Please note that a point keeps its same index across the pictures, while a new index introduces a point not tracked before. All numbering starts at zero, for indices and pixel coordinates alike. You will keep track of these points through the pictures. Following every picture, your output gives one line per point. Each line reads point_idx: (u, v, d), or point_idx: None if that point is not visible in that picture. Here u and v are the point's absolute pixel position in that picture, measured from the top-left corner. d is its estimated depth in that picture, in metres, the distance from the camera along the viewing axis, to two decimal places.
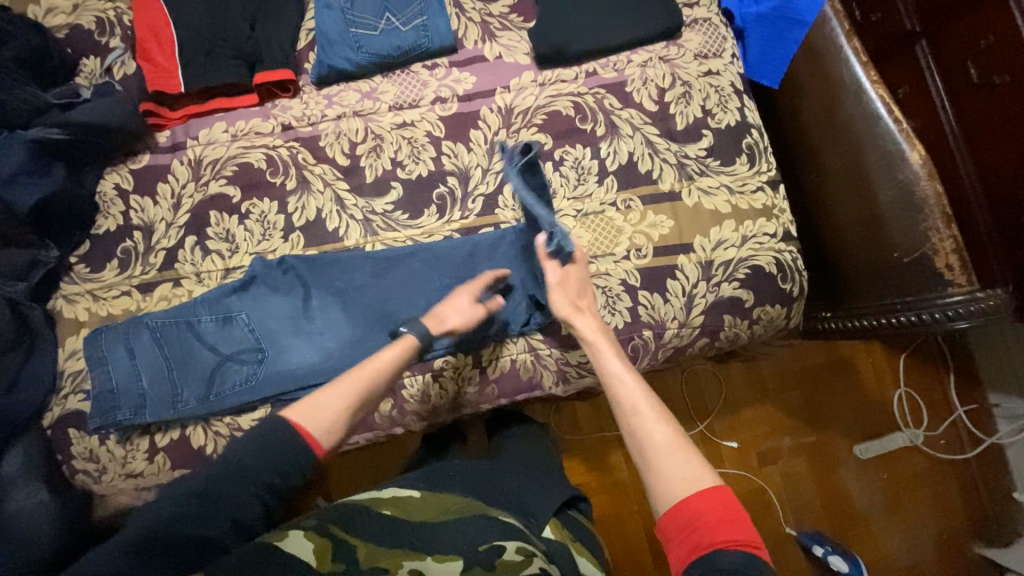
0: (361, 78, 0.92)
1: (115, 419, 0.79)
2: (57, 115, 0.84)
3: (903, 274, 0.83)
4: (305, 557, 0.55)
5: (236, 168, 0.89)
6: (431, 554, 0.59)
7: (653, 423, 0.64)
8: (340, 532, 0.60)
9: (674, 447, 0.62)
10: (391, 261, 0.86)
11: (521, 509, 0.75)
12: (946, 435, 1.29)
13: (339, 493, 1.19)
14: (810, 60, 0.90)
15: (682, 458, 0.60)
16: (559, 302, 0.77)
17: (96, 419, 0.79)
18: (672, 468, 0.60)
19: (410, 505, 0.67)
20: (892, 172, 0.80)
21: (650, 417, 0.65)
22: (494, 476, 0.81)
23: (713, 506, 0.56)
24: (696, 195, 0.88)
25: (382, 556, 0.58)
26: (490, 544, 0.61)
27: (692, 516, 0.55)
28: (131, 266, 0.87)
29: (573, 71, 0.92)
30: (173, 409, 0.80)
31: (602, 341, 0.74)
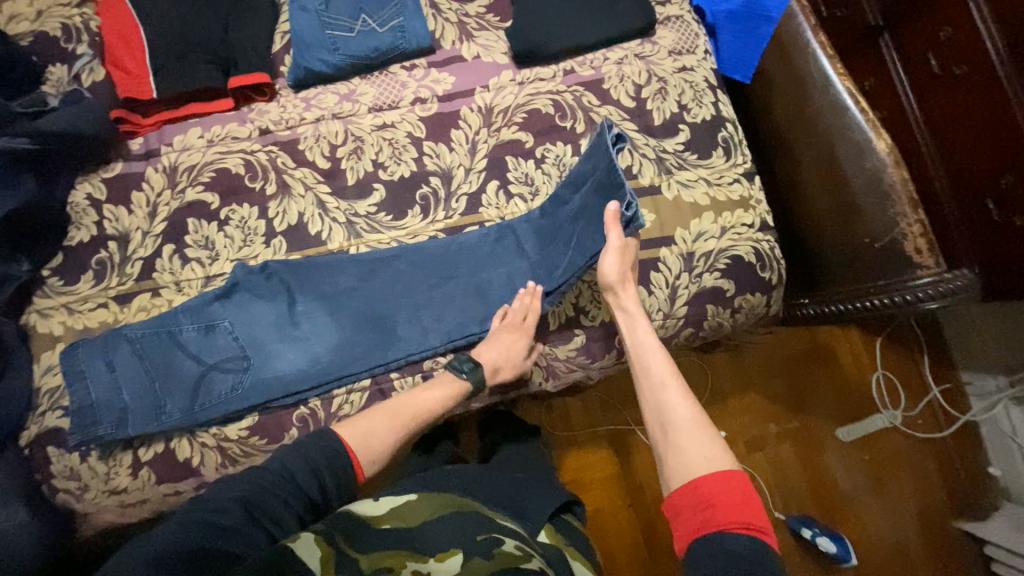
0: (339, 80, 0.92)
1: (95, 435, 0.77)
2: (24, 124, 0.81)
3: (875, 259, 0.86)
4: (312, 564, 0.54)
5: (214, 174, 0.87)
6: (433, 555, 0.59)
7: (679, 399, 0.68)
8: (344, 543, 0.58)
9: (696, 423, 0.65)
10: (377, 263, 0.86)
11: (516, 512, 0.76)
12: (922, 414, 1.34)
13: None
14: (779, 54, 0.93)
15: (698, 436, 0.63)
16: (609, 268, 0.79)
17: (76, 435, 0.77)
18: (684, 446, 0.63)
19: (409, 510, 0.66)
20: (860, 161, 0.83)
21: (675, 396, 0.69)
22: (488, 479, 0.83)
23: (727, 487, 0.57)
24: (675, 188, 0.90)
25: (383, 559, 0.58)
26: (488, 535, 0.62)
27: (706, 498, 0.56)
28: (107, 277, 0.85)
29: (551, 69, 0.93)
30: (156, 421, 0.78)
31: (640, 318, 0.78)
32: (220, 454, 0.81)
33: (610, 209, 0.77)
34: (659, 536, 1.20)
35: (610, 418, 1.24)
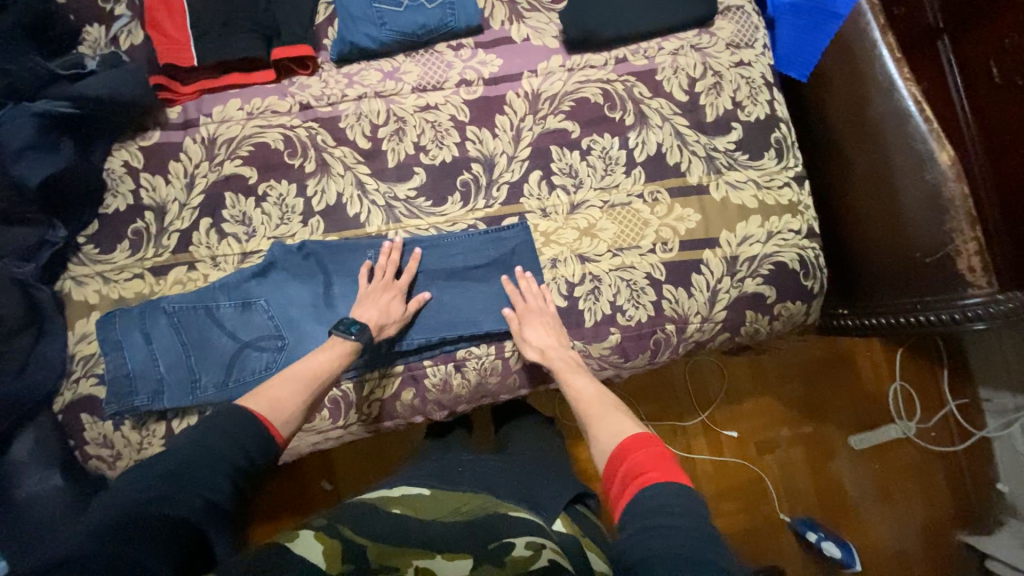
0: (382, 57, 0.89)
1: (132, 405, 0.78)
2: (63, 86, 0.79)
3: (925, 273, 0.83)
4: (314, 559, 0.54)
5: (252, 148, 0.86)
6: (441, 552, 0.58)
7: (602, 411, 0.70)
8: (350, 531, 0.59)
9: (614, 417, 0.68)
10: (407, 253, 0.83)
11: (533, 505, 0.74)
12: (936, 427, 1.32)
13: (342, 479, 1.20)
14: (839, 54, 0.88)
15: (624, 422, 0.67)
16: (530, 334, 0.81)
17: (113, 404, 0.78)
18: (604, 424, 0.68)
19: (421, 504, 0.68)
20: (920, 173, 0.80)
21: (596, 402, 0.72)
22: (489, 474, 0.80)
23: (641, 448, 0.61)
24: (724, 189, 0.87)
25: (393, 554, 0.58)
26: (499, 541, 0.60)
27: (618, 462, 0.61)
28: (143, 248, 0.84)
29: (602, 57, 0.89)
30: (191, 396, 0.79)
31: (553, 357, 0.79)
32: None
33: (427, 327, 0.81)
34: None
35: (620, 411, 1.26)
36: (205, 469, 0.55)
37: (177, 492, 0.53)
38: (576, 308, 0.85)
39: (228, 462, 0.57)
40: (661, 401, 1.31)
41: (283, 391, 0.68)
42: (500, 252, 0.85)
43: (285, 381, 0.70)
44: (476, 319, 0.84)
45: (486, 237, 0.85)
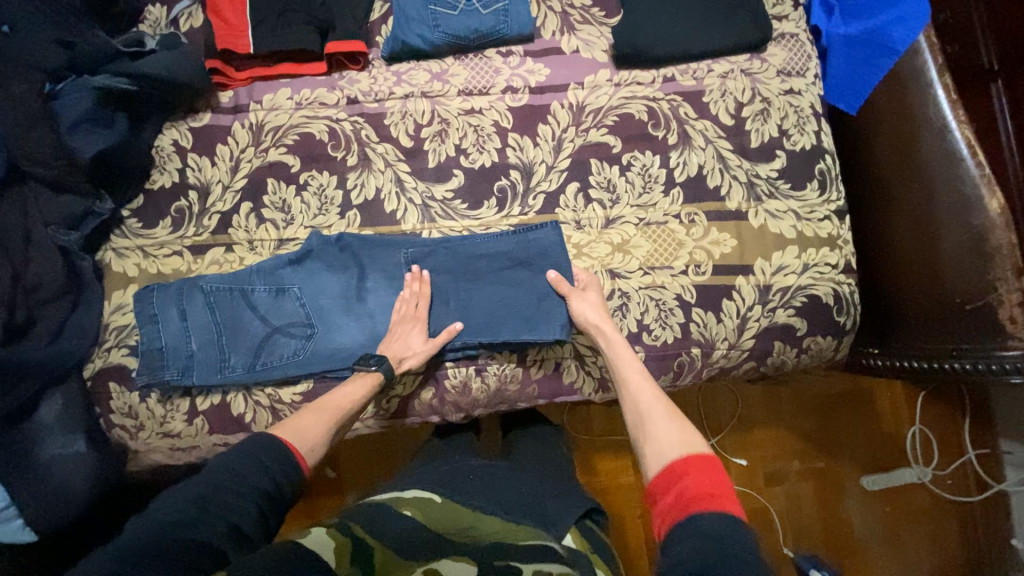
0: (432, 58, 0.89)
1: (162, 378, 0.79)
2: (124, 63, 0.82)
3: (962, 320, 0.82)
4: (325, 556, 0.55)
5: (297, 138, 0.87)
6: (447, 555, 0.60)
7: (658, 411, 0.69)
8: (361, 531, 0.60)
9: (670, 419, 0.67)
10: (437, 256, 0.84)
11: (540, 517, 0.72)
12: (952, 475, 1.27)
13: (348, 468, 1.21)
14: (892, 90, 0.87)
15: (693, 437, 0.64)
16: (587, 311, 0.79)
17: (144, 376, 0.79)
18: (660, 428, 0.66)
19: (430, 510, 0.67)
20: (966, 218, 0.78)
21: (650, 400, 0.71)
22: (502, 480, 0.79)
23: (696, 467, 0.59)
24: (762, 217, 0.86)
25: (398, 563, 0.58)
26: (507, 561, 0.59)
27: (674, 478, 0.59)
28: (184, 226, 0.86)
29: (650, 74, 0.89)
30: (220, 373, 0.80)
31: (615, 341, 0.78)
32: (272, 414, 0.83)
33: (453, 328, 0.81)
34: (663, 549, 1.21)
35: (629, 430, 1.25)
36: (232, 493, 0.56)
37: (203, 513, 0.54)
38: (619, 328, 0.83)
39: (253, 487, 0.58)
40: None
41: (308, 421, 0.70)
42: (529, 257, 0.84)
43: (318, 411, 0.72)
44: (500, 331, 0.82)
45: (516, 238, 0.84)
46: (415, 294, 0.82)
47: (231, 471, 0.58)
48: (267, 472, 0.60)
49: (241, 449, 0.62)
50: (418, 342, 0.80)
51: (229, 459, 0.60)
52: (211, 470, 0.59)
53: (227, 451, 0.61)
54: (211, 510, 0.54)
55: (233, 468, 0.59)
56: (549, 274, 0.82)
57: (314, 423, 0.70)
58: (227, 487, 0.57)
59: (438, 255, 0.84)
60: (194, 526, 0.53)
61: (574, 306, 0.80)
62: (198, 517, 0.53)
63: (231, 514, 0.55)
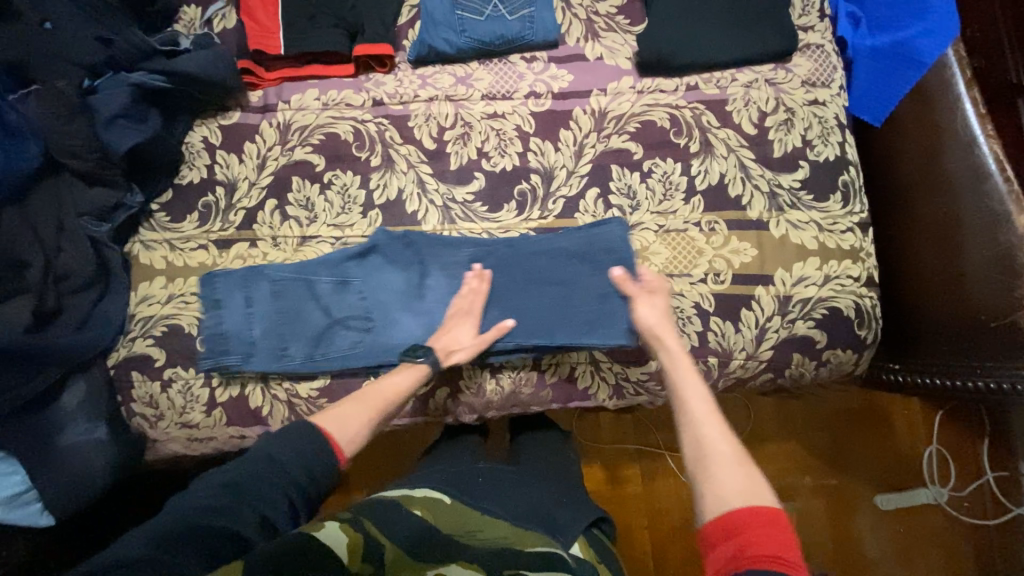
0: (457, 62, 0.91)
1: (225, 363, 0.82)
2: (160, 60, 0.84)
3: (986, 338, 0.80)
4: (338, 552, 0.54)
5: (322, 138, 0.89)
6: (459, 563, 0.57)
7: (722, 442, 0.63)
8: (373, 527, 0.58)
9: (734, 459, 0.61)
10: (499, 254, 0.84)
11: (547, 526, 0.71)
12: (969, 497, 1.25)
13: (355, 467, 1.22)
14: (919, 104, 0.86)
15: (760, 486, 0.58)
16: (646, 313, 0.77)
17: (209, 359, 0.83)
18: (721, 468, 0.61)
19: (440, 509, 0.66)
20: (994, 234, 0.77)
21: (714, 430, 0.65)
22: (507, 484, 0.79)
23: (760, 522, 0.54)
24: (784, 227, 0.85)
25: (410, 565, 0.56)
26: (514, 572, 0.58)
27: (734, 529, 0.55)
28: (210, 221, 0.88)
29: (673, 82, 0.89)
30: (279, 362, 0.83)
31: (679, 362, 0.73)
32: (289, 409, 0.84)
33: (505, 323, 0.80)
34: (669, 561, 1.20)
35: (638, 439, 1.25)
36: (266, 483, 0.58)
37: (236, 499, 0.56)
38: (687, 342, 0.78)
39: (289, 477, 0.60)
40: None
41: (352, 411, 0.70)
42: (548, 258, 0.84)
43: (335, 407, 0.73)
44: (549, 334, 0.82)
45: (583, 232, 0.84)
46: (472, 294, 0.81)
47: (269, 462, 0.60)
48: (303, 463, 0.61)
49: (285, 434, 0.64)
50: (466, 336, 0.79)
51: (270, 447, 0.61)
52: (256, 453, 0.61)
53: (270, 436, 0.64)
54: (250, 495, 0.57)
55: (272, 457, 0.60)
56: (616, 270, 0.81)
57: (354, 413, 0.70)
58: (262, 475, 0.59)
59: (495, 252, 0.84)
60: (222, 512, 0.55)
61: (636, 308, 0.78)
62: (230, 504, 0.55)
63: (262, 503, 0.57)
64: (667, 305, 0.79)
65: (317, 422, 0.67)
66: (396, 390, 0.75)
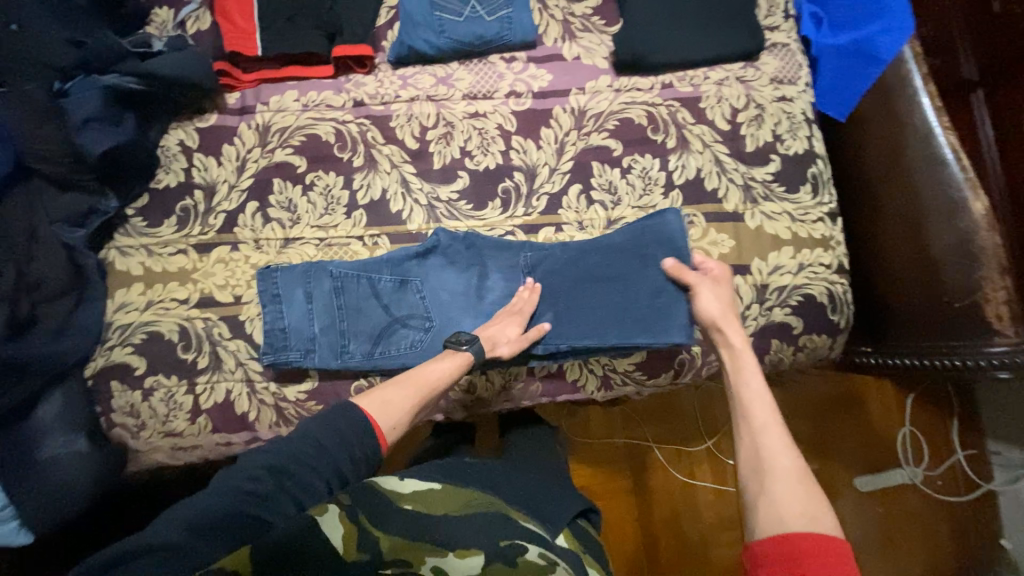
0: (437, 62, 0.92)
1: (286, 359, 0.81)
2: (134, 63, 0.83)
3: (950, 318, 0.84)
4: (335, 542, 0.54)
5: (304, 139, 0.88)
6: (453, 550, 0.58)
7: (782, 461, 0.64)
8: (367, 520, 0.57)
9: (798, 482, 0.62)
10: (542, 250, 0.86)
11: (537, 514, 0.73)
12: (942, 475, 1.29)
13: None
14: (880, 98, 0.90)
15: (821, 512, 0.59)
16: (705, 306, 0.79)
17: (268, 356, 0.81)
18: (784, 490, 0.61)
19: (431, 498, 0.65)
20: (953, 219, 0.81)
21: (780, 448, 0.65)
22: (495, 476, 0.79)
23: (817, 549, 0.55)
24: (758, 218, 0.89)
25: (405, 549, 0.57)
26: (511, 541, 0.60)
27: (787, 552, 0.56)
28: (189, 225, 0.86)
29: (649, 81, 0.92)
30: (339, 359, 0.82)
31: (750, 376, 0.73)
32: (276, 413, 0.83)
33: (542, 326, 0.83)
34: (660, 551, 1.22)
35: (626, 432, 1.27)
36: (310, 472, 0.59)
37: (280, 485, 0.57)
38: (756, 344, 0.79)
39: (335, 468, 0.61)
40: (665, 426, 1.27)
41: (396, 395, 0.71)
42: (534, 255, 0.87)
43: None
44: (600, 329, 0.84)
45: (639, 224, 0.85)
46: (524, 299, 0.84)
47: (320, 451, 0.61)
48: (350, 455, 0.63)
49: (334, 422, 0.64)
50: (511, 333, 0.80)
51: (321, 437, 0.62)
52: (301, 438, 0.62)
53: (317, 418, 0.65)
54: (295, 480, 0.58)
55: (320, 445, 0.61)
56: (669, 261, 0.82)
57: (399, 398, 0.71)
58: (308, 462, 0.60)
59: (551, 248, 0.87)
60: (261, 497, 0.56)
61: (699, 296, 0.79)
62: (274, 490, 0.57)
63: (304, 493, 0.58)
64: (730, 298, 0.81)
65: (358, 403, 0.68)
66: (438, 375, 0.75)
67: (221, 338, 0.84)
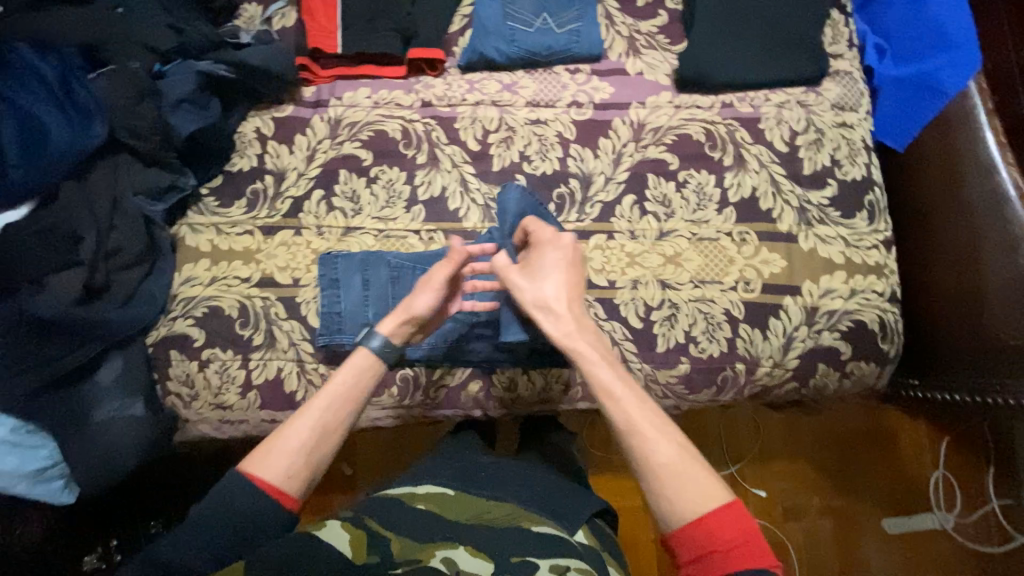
0: (504, 70, 0.95)
1: (339, 341, 0.84)
2: (226, 52, 0.88)
3: (1006, 355, 0.82)
4: (341, 548, 0.54)
5: (371, 134, 0.92)
6: (464, 545, 0.59)
7: (658, 446, 0.60)
8: (375, 525, 0.60)
9: (681, 463, 0.59)
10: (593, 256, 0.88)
11: (557, 513, 0.72)
12: (975, 525, 1.25)
13: (363, 464, 1.22)
14: (940, 132, 0.91)
15: (710, 480, 0.58)
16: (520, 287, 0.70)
17: (323, 336, 0.84)
18: (676, 482, 0.58)
19: (445, 505, 0.68)
20: (1013, 255, 0.80)
21: (653, 435, 0.60)
22: (522, 475, 0.79)
23: (725, 521, 0.56)
24: (813, 241, 0.89)
25: (415, 549, 0.57)
26: (522, 557, 0.58)
27: (702, 534, 0.56)
28: (257, 207, 0.90)
29: (709, 99, 0.94)
30: None
31: (600, 369, 0.65)
32: None
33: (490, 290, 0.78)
34: None
35: None
36: (208, 532, 0.57)
37: (197, 538, 0.56)
38: (588, 319, 0.70)
39: (231, 524, 0.57)
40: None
41: (279, 443, 0.61)
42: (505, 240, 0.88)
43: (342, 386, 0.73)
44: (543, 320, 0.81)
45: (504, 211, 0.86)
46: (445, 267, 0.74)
47: (210, 511, 0.57)
48: (245, 514, 0.57)
49: (219, 499, 0.58)
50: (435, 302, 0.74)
51: (207, 507, 0.58)
52: (197, 510, 0.58)
53: (202, 503, 0.58)
54: (205, 534, 0.57)
55: (207, 507, 0.58)
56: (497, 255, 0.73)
57: (286, 441, 0.61)
58: (207, 524, 0.57)
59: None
60: (188, 543, 0.56)
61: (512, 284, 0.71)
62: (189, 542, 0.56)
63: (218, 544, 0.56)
64: (562, 265, 0.72)
65: (245, 467, 0.60)
66: (336, 394, 0.65)
67: (277, 318, 0.87)
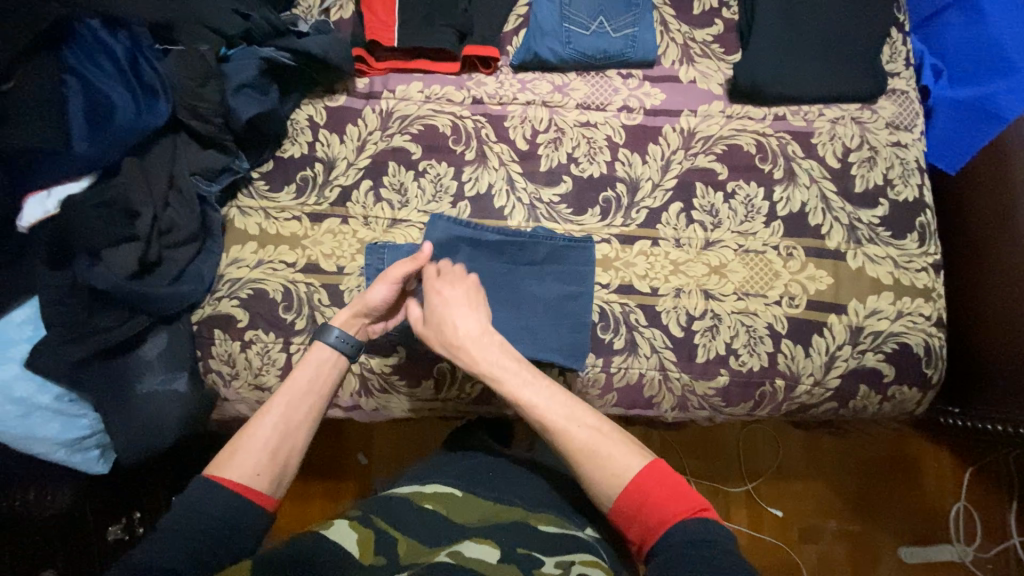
0: (557, 71, 0.95)
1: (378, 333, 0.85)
2: (286, 40, 0.90)
3: None
4: (347, 546, 0.54)
5: (421, 128, 0.93)
6: (470, 538, 0.58)
7: (569, 433, 0.63)
8: (384, 524, 0.59)
9: (596, 440, 0.62)
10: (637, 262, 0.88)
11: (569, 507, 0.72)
12: (995, 560, 1.21)
13: (381, 455, 1.22)
14: (995, 158, 0.90)
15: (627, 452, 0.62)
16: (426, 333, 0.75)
17: None
18: (594, 462, 0.61)
19: (454, 505, 0.65)
20: None
21: (563, 423, 0.64)
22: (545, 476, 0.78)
23: (657, 483, 0.59)
24: (861, 259, 0.88)
25: (422, 553, 0.56)
26: (528, 551, 0.58)
27: (637, 496, 0.58)
28: (306, 194, 0.92)
29: (762, 111, 0.93)
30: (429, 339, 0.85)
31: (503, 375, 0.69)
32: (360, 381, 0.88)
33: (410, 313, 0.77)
34: None
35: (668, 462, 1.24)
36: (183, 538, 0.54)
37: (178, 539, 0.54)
38: (494, 329, 0.74)
39: (206, 526, 0.55)
40: (707, 461, 1.27)
41: (242, 441, 0.62)
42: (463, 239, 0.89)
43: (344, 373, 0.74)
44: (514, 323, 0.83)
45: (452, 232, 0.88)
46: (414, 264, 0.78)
47: (186, 512, 0.56)
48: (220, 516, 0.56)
49: (188, 504, 0.56)
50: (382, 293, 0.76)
51: (180, 513, 0.56)
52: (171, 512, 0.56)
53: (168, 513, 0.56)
54: (183, 532, 0.54)
55: (183, 508, 0.56)
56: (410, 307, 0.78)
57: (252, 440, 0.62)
58: (183, 526, 0.55)
59: (570, 251, 0.87)
60: (172, 542, 0.54)
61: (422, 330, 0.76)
62: (169, 542, 0.54)
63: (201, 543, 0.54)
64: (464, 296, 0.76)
65: (210, 472, 0.59)
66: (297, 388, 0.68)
67: (320, 305, 0.88)
